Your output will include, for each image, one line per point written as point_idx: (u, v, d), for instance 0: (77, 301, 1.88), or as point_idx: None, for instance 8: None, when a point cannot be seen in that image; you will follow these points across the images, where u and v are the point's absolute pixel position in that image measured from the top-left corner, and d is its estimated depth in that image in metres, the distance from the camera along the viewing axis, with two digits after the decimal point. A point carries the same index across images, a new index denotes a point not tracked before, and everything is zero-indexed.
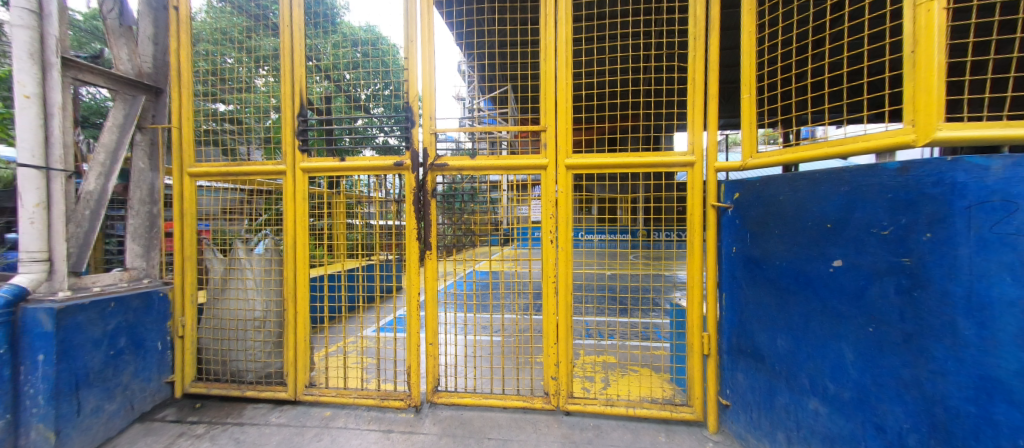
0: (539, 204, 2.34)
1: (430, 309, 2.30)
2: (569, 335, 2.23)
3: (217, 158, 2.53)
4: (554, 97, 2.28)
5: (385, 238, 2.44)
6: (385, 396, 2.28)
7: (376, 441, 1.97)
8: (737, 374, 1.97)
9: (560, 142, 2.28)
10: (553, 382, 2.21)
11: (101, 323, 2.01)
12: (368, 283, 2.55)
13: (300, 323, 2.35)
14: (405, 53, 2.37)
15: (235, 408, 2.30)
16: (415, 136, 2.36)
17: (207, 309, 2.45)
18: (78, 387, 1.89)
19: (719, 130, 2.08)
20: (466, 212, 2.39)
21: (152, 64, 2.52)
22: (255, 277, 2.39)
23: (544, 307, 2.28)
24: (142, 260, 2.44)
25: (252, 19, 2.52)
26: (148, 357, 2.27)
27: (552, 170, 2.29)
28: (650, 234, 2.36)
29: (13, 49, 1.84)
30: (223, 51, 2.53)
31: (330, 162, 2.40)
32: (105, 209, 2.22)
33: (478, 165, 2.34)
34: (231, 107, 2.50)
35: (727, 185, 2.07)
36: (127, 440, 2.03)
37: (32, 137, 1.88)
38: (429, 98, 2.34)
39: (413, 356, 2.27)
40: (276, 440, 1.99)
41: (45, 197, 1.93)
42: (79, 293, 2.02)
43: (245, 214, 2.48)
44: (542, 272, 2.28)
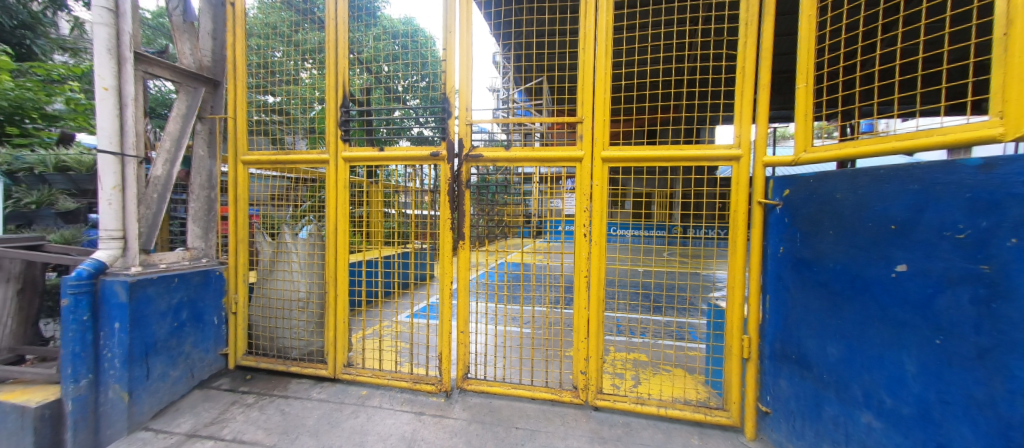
0: (572, 196, 2.32)
1: (462, 297, 2.33)
2: (600, 330, 2.20)
3: (267, 147, 2.67)
4: (593, 88, 2.22)
5: (421, 227, 2.50)
6: (417, 379, 2.36)
7: (408, 422, 2.04)
8: (780, 381, 1.87)
9: (597, 134, 2.22)
10: (583, 377, 2.20)
11: (167, 297, 2.21)
12: (404, 270, 2.63)
13: (340, 306, 2.45)
14: (444, 44, 2.37)
15: (281, 381, 2.46)
16: (451, 128, 2.38)
17: (257, 288, 2.61)
18: (147, 354, 2.08)
19: (769, 122, 1.95)
20: (499, 203, 2.40)
21: (211, 58, 2.70)
22: (300, 260, 2.53)
23: (576, 301, 2.25)
24: (202, 241, 2.63)
25: (295, 12, 2.62)
26: (207, 330, 2.47)
27: (588, 163, 2.24)
28: (688, 230, 2.27)
29: (95, 45, 2.02)
30: (272, 45, 2.64)
31: (370, 151, 2.47)
32: (170, 193, 2.41)
33: (512, 157, 2.33)
34: (279, 99, 2.63)
35: (776, 181, 1.94)
36: (187, 405, 2.22)
37: (109, 126, 2.06)
38: (466, 89, 2.35)
39: (445, 343, 2.32)
40: (318, 414, 2.11)
41: (120, 181, 2.12)
42: (148, 269, 2.21)
43: (290, 200, 2.62)
44: (574, 266, 2.26)
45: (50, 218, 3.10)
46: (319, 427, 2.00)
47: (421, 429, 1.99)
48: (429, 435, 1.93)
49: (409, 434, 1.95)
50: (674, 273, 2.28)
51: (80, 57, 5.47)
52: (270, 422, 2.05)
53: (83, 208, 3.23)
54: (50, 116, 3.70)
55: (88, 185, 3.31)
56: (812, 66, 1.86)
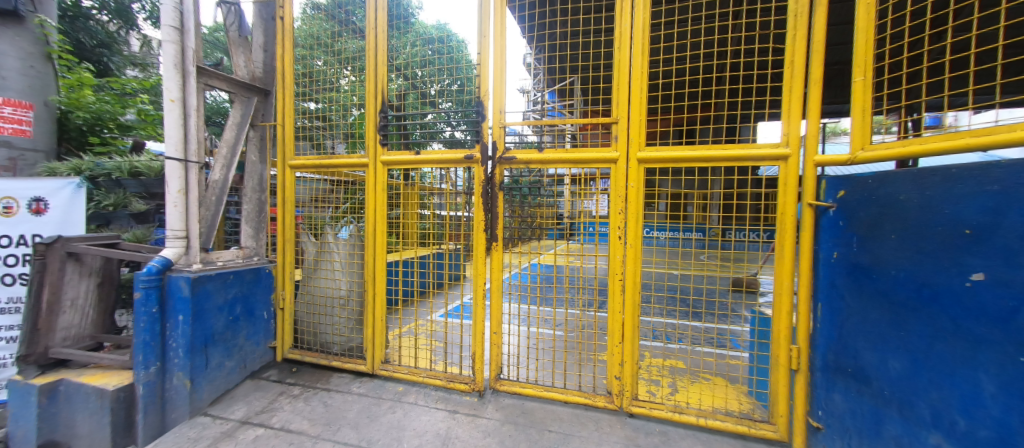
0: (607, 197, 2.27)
1: (495, 298, 2.35)
2: (635, 335, 2.15)
3: (309, 152, 2.80)
4: (628, 88, 2.18)
5: (454, 229, 2.55)
6: (451, 378, 2.40)
7: (442, 420, 2.09)
8: (834, 395, 1.75)
9: (632, 134, 2.18)
10: (617, 382, 2.16)
11: (224, 292, 2.38)
12: (438, 270, 2.68)
13: (378, 305, 2.53)
14: (478, 49, 2.40)
15: (324, 375, 2.58)
16: (485, 131, 2.41)
17: (303, 286, 2.74)
18: (206, 345, 2.25)
19: (820, 119, 1.83)
20: (531, 205, 2.39)
21: (263, 69, 2.89)
22: (341, 259, 2.65)
23: (610, 305, 2.21)
24: (253, 240, 2.81)
25: (335, 22, 2.75)
26: (257, 324, 2.64)
27: (623, 164, 2.19)
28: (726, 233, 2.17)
29: (163, 61, 2.21)
30: (314, 54, 2.79)
31: (406, 155, 2.55)
32: (226, 195, 2.60)
33: (545, 158, 2.32)
34: (320, 105, 2.76)
35: (829, 181, 1.82)
36: (241, 393, 2.38)
37: (175, 135, 2.25)
38: (498, 92, 2.38)
39: (479, 343, 2.35)
40: (357, 408, 2.20)
41: (184, 185, 2.30)
42: (208, 266, 2.39)
43: (329, 202, 2.76)
44: (609, 269, 2.23)
45: (125, 218, 3.40)
46: (359, 420, 2.10)
47: (455, 427, 2.03)
48: (462, 434, 1.97)
49: (444, 431, 2.00)
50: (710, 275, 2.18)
51: (149, 71, 6.04)
52: (314, 413, 2.17)
53: (152, 209, 3.49)
54: (125, 126, 4.09)
55: (156, 188, 3.48)
56: (871, 58, 1.73)
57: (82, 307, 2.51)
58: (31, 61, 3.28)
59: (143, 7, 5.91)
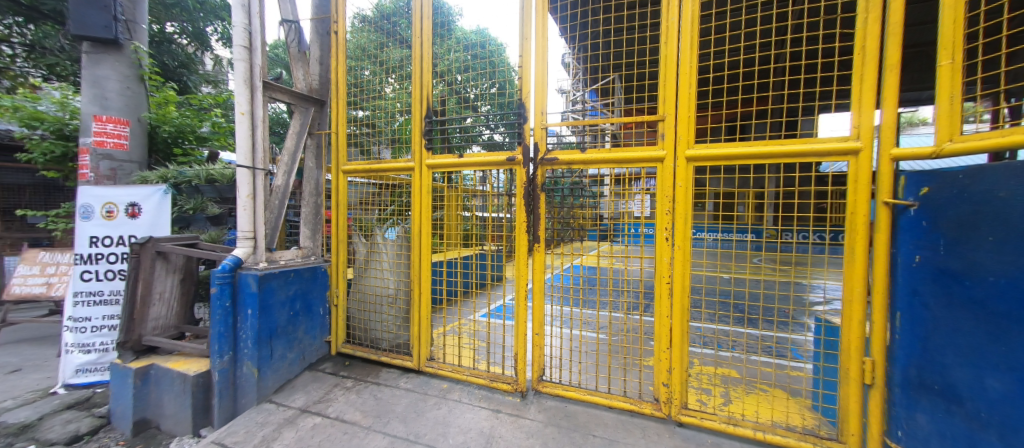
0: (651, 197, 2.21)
1: (538, 299, 2.35)
2: (684, 340, 2.06)
3: (358, 158, 2.95)
4: (676, 83, 2.09)
5: (497, 230, 2.59)
6: (494, 377, 2.42)
7: (486, 418, 2.12)
8: (917, 415, 1.58)
9: (679, 131, 2.09)
10: (665, 389, 2.07)
11: (286, 289, 2.57)
12: (480, 271, 2.72)
13: (423, 304, 2.62)
14: (520, 52, 2.42)
15: (374, 369, 2.71)
16: (527, 132, 2.41)
17: (355, 284, 2.90)
18: (271, 337, 2.44)
19: (899, 109, 1.66)
20: (566, 206, 2.62)
21: (319, 81, 3.10)
22: (389, 259, 2.77)
23: (657, 308, 2.14)
24: (311, 241, 3.01)
25: (381, 33, 2.89)
26: (315, 319, 2.82)
27: (670, 163, 2.10)
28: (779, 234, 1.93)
29: (236, 78, 2.44)
30: (362, 65, 2.95)
31: (450, 158, 2.61)
32: (288, 199, 2.81)
33: (587, 158, 2.28)
34: (368, 113, 2.91)
35: (908, 177, 1.63)
36: (300, 383, 2.56)
37: (245, 144, 2.47)
38: (540, 92, 2.38)
39: (521, 344, 2.36)
40: (405, 403, 2.29)
41: (252, 190, 2.52)
42: (272, 264, 2.59)
43: (377, 205, 2.88)
44: (656, 271, 2.15)
45: (203, 221, 3.78)
46: (407, 414, 2.19)
47: (498, 426, 2.05)
48: (506, 433, 1.99)
49: (488, 430, 2.03)
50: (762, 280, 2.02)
51: (219, 87, 6.68)
52: (365, 405, 2.29)
53: (225, 213, 3.81)
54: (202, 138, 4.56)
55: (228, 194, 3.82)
56: (961, 39, 1.55)
57: (168, 299, 2.81)
58: (129, 83, 3.74)
59: (215, 30, 6.69)
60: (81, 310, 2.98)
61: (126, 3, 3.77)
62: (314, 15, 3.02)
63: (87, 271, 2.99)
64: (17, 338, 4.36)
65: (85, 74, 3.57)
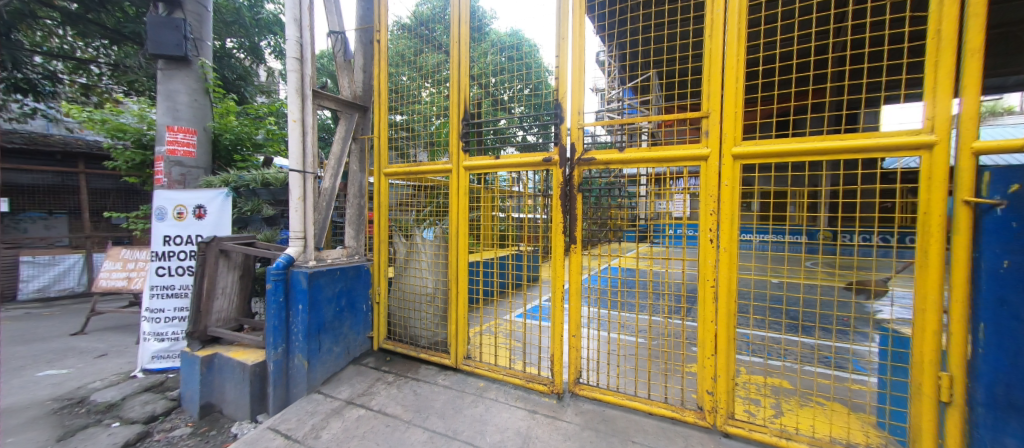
0: (681, 198, 2.09)
1: (574, 301, 2.33)
2: (731, 347, 1.96)
3: (397, 161, 3.06)
4: (722, 78, 2.00)
5: (533, 230, 2.59)
6: (530, 378, 2.43)
7: (523, 418, 2.13)
8: (1005, 439, 1.43)
9: (725, 128, 1.99)
10: (709, 397, 1.99)
11: (333, 286, 2.71)
12: (516, 271, 2.73)
13: (461, 303, 2.67)
14: (557, 52, 2.41)
15: (413, 365, 2.79)
16: (563, 132, 2.39)
17: (395, 282, 3.00)
18: (319, 331, 2.59)
19: (982, 97, 1.50)
20: (603, 206, 2.40)
21: (362, 88, 3.25)
22: (428, 259, 2.85)
23: (700, 313, 2.07)
24: (355, 241, 3.16)
25: (419, 40, 2.99)
26: (358, 315, 2.96)
27: (715, 161, 2.02)
28: (837, 236, 1.78)
29: (289, 88, 2.61)
30: (400, 71, 3.06)
31: (488, 159, 2.64)
32: (334, 201, 2.97)
33: (626, 158, 2.23)
34: (406, 117, 3.02)
35: (993, 173, 1.47)
36: (345, 376, 2.69)
37: (296, 149, 2.63)
38: (576, 92, 2.36)
39: (557, 346, 2.34)
40: (443, 400, 2.35)
41: (303, 192, 2.69)
42: (321, 262, 2.74)
43: (413, 206, 2.98)
44: (699, 274, 2.08)
45: (258, 222, 4.08)
46: (446, 410, 2.24)
47: (535, 426, 2.05)
48: (543, 434, 1.99)
49: (525, 430, 2.04)
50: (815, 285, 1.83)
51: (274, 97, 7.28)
52: (406, 400, 2.37)
53: (278, 214, 4.09)
54: (258, 144, 4.93)
55: (281, 196, 4.09)
56: None
57: (230, 293, 3.05)
58: (196, 96, 4.10)
59: (269, 44, 7.48)
60: (156, 301, 3.30)
61: (194, 23, 4.14)
62: (358, 25, 3.17)
63: (161, 267, 3.31)
64: (104, 326, 4.90)
65: (161, 89, 3.95)
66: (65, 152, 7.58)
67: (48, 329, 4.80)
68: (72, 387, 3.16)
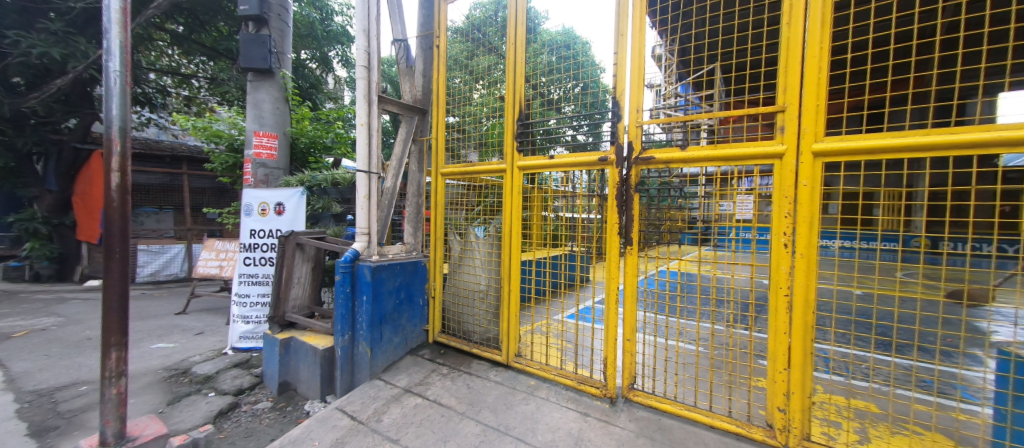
0: (749, 198, 1.95)
1: (629, 304, 2.27)
2: (807, 362, 1.79)
3: (451, 162, 3.17)
4: (801, 69, 1.83)
5: (587, 231, 2.54)
6: (582, 380, 2.41)
7: (574, 420, 2.12)
8: None
9: (804, 123, 1.81)
10: (781, 415, 1.85)
11: (394, 280, 2.87)
12: (568, 271, 2.71)
13: (513, 301, 2.71)
14: (615, 49, 2.36)
15: (466, 359, 2.89)
16: (621, 130, 2.33)
17: (450, 279, 3.12)
18: (381, 322, 2.77)
19: None
20: (656, 209, 2.29)
21: (422, 93, 3.41)
22: (481, 257, 2.93)
23: (771, 323, 1.92)
24: (413, 237, 3.32)
25: (473, 43, 3.09)
26: (415, 308, 3.11)
27: (791, 159, 1.85)
28: (942, 243, 1.57)
29: (358, 94, 2.80)
30: (455, 74, 3.18)
31: (543, 159, 2.66)
32: (394, 200, 3.15)
33: (689, 157, 2.11)
34: (458, 119, 3.14)
35: None
36: (403, 366, 2.85)
37: (363, 151, 2.83)
38: (635, 89, 2.29)
39: (610, 349, 2.30)
40: (495, 394, 2.41)
41: (368, 192, 2.88)
42: (382, 257, 2.92)
43: (465, 205, 3.06)
44: (770, 281, 1.93)
45: (328, 219, 4.45)
46: (497, 406, 2.30)
47: (587, 429, 2.03)
48: (595, 438, 1.97)
49: (576, 431, 2.02)
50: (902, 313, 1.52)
51: (339, 103, 7.86)
52: (459, 392, 2.47)
53: (344, 211, 4.43)
54: (328, 147, 5.37)
55: (347, 195, 4.42)
56: None
57: (303, 283, 3.35)
58: (278, 104, 4.53)
59: (337, 53, 8.29)
60: (244, 287, 3.72)
61: (277, 38, 4.59)
62: (419, 32, 3.32)
63: (248, 257, 3.73)
64: (201, 308, 5.60)
65: (250, 98, 4.42)
66: (172, 155, 8.70)
67: (159, 308, 5.59)
68: (178, 359, 3.66)
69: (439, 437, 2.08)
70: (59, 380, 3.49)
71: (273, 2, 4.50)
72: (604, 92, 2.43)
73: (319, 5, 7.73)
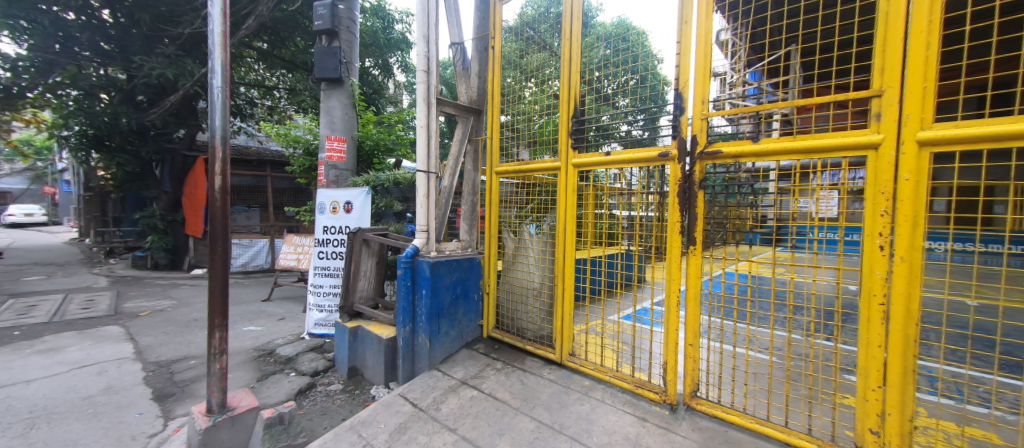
0: (832, 197, 1.72)
1: (693, 308, 2.14)
2: (909, 382, 1.58)
3: (504, 161, 3.22)
4: (905, 47, 1.59)
5: (644, 229, 2.43)
6: (639, 384, 2.34)
7: (632, 424, 2.06)
8: None
9: (907, 108, 1.57)
10: (875, 439, 1.66)
11: (450, 275, 2.98)
12: (624, 271, 2.62)
13: (566, 299, 2.70)
14: (678, 37, 2.23)
15: (520, 356, 2.93)
16: (684, 125, 2.21)
17: (504, 276, 3.18)
18: (439, 316, 2.90)
19: None
20: (717, 206, 2.12)
21: (478, 93, 3.50)
22: (535, 255, 2.96)
23: (862, 335, 1.71)
24: (468, 235, 3.43)
25: (526, 42, 3.10)
26: (470, 304, 3.21)
27: (891, 150, 1.61)
28: None
29: (418, 97, 2.94)
30: (507, 74, 3.22)
31: (599, 156, 2.60)
32: (451, 199, 3.28)
33: (762, 150, 1.93)
34: (511, 118, 3.19)
35: None
36: (460, 358, 2.96)
37: (422, 152, 2.97)
38: (700, 79, 2.15)
39: (671, 354, 2.19)
40: (549, 392, 2.42)
41: (427, 191, 3.02)
42: (440, 253, 3.05)
43: (517, 203, 3.11)
44: (861, 289, 1.71)
45: (389, 217, 4.75)
46: (552, 403, 2.30)
47: (645, 435, 1.97)
48: (654, 444, 1.89)
49: (634, 436, 1.97)
50: (997, 338, 1.27)
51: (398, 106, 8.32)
52: (513, 388, 2.51)
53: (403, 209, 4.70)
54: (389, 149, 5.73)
55: (406, 194, 4.68)
56: None
57: (369, 276, 3.61)
58: (347, 110, 4.90)
59: (397, 60, 8.81)
60: (318, 279, 4.09)
61: (346, 49, 4.97)
62: (475, 34, 3.41)
63: (322, 251, 4.11)
64: (282, 296, 6.27)
65: (323, 106, 4.83)
66: (258, 160, 9.83)
67: (249, 294, 6.35)
68: (264, 341, 4.12)
69: (494, 430, 2.13)
70: (174, 353, 4.11)
71: (343, 15, 4.87)
72: (664, 84, 2.31)
73: (382, 15, 8.24)
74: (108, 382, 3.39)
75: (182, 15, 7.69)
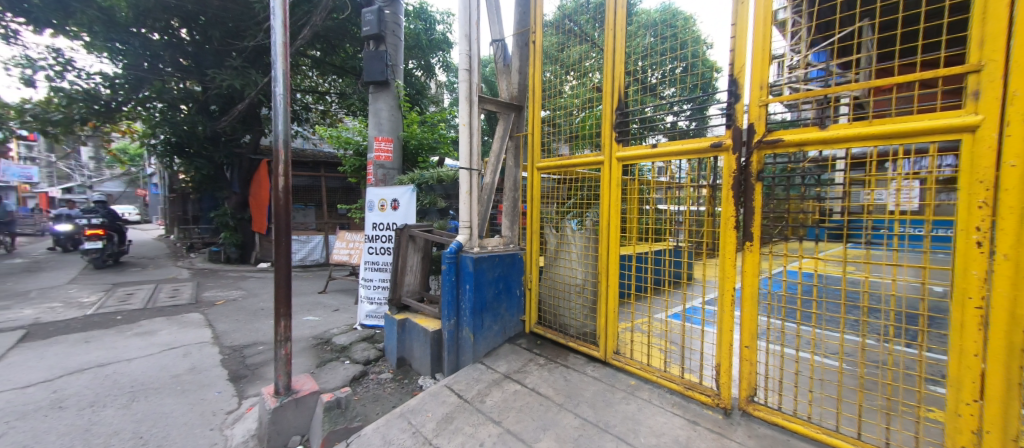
0: (914, 187, 1.53)
1: (749, 308, 2.01)
2: (1015, 397, 1.38)
3: (545, 157, 3.20)
4: (1007, 11, 1.34)
5: (695, 224, 2.32)
6: (689, 386, 2.24)
7: (682, 427, 1.98)
8: None
9: (1012, 83, 1.33)
10: None
11: (493, 270, 3.04)
12: (672, 268, 2.51)
13: (610, 295, 2.64)
14: (733, 19, 2.09)
15: (563, 352, 2.92)
16: (739, 112, 2.06)
17: (546, 271, 3.17)
18: (482, 310, 2.96)
19: None
20: (777, 199, 1.98)
21: (518, 89, 3.51)
22: (578, 251, 2.93)
23: (955, 342, 1.52)
24: (510, 231, 3.47)
25: (566, 34, 3.04)
26: (512, 300, 3.24)
27: (993, 132, 1.37)
28: None
29: (460, 95, 3.00)
30: (549, 68, 3.19)
31: (644, 149, 2.50)
32: (492, 195, 3.33)
33: (830, 137, 1.75)
34: (551, 113, 3.16)
35: None
36: (503, 352, 3.01)
37: (464, 150, 3.03)
38: (758, 64, 2.00)
39: (725, 356, 2.08)
40: (593, 390, 2.40)
41: (469, 187, 3.08)
42: (483, 249, 3.11)
43: (557, 198, 3.10)
44: (952, 289, 1.52)
45: (433, 214, 4.91)
46: (596, 401, 2.28)
47: (696, 438, 1.88)
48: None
49: (684, 439, 1.89)
50: None
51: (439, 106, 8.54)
52: (557, 384, 2.51)
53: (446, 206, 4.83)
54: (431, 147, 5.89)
55: (449, 191, 4.80)
56: None
57: (415, 271, 3.75)
58: (393, 111, 5.09)
59: (438, 60, 9.04)
60: (369, 272, 4.33)
61: (391, 52, 5.17)
62: (516, 30, 3.41)
63: (372, 247, 4.34)
64: (336, 289, 6.70)
65: (371, 108, 5.07)
66: (314, 161, 10.58)
67: (307, 287, 6.84)
68: (321, 330, 4.43)
69: (538, 425, 2.14)
70: (245, 339, 4.54)
71: (388, 20, 5.07)
72: (715, 71, 2.18)
73: (424, 17, 8.47)
74: (192, 363, 3.82)
75: (246, 30, 8.39)
